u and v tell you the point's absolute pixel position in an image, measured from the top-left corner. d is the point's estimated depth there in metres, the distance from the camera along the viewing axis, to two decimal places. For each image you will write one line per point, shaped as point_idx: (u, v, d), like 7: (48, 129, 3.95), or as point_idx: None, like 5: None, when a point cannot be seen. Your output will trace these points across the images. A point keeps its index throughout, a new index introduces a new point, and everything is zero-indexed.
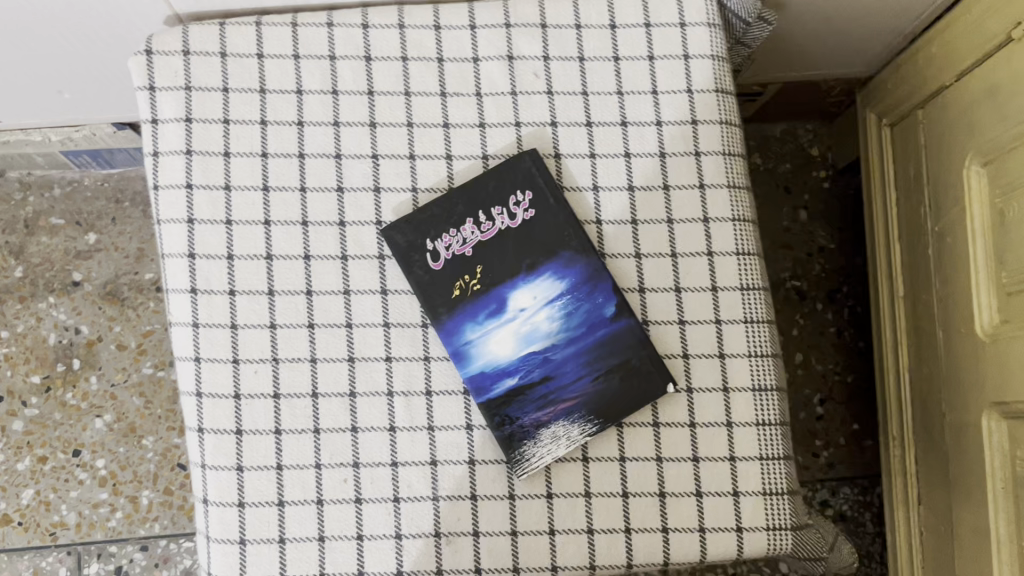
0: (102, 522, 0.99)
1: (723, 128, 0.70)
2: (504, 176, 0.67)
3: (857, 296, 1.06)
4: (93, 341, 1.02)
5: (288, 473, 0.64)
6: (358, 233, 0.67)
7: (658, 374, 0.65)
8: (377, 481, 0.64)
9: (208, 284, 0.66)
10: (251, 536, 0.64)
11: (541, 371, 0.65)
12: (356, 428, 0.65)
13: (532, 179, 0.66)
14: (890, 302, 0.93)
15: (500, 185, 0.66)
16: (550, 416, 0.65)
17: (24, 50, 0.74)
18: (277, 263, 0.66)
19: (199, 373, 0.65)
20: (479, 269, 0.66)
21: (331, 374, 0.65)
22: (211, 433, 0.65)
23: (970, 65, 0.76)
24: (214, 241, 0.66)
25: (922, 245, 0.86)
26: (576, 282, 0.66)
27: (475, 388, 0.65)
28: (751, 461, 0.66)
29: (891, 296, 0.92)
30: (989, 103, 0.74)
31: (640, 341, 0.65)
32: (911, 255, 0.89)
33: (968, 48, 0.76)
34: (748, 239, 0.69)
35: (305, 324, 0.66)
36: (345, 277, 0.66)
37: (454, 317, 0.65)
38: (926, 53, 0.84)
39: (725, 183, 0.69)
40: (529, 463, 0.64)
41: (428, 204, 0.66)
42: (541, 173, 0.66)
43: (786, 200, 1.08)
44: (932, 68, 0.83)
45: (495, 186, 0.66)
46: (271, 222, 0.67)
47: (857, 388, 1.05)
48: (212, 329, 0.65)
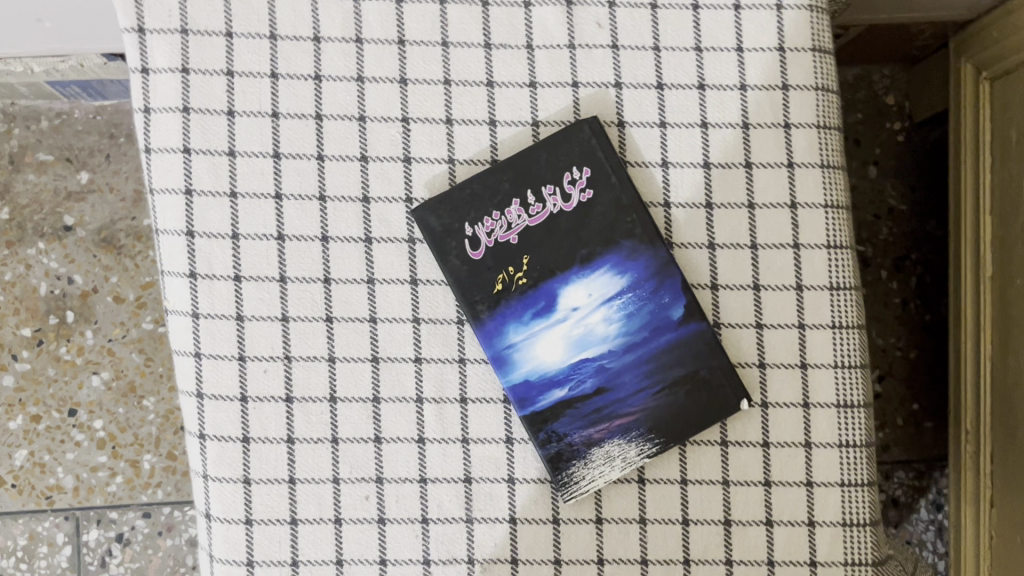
0: (102, 487, 0.92)
1: (819, 95, 0.58)
2: (558, 148, 0.56)
3: (928, 264, 0.95)
4: (88, 293, 0.93)
5: (301, 487, 0.56)
6: (385, 211, 0.57)
7: (731, 388, 0.56)
8: (403, 499, 0.57)
9: (210, 267, 0.56)
10: (259, 558, 0.56)
11: (595, 381, 0.56)
12: (380, 437, 0.57)
13: (590, 154, 0.56)
14: (976, 281, 0.83)
15: (554, 160, 0.56)
16: (604, 435, 0.56)
17: None
18: (289, 245, 0.57)
19: (199, 371, 0.56)
20: (525, 259, 0.56)
21: (351, 376, 0.57)
22: (214, 440, 0.56)
23: None
24: (216, 217, 0.56)
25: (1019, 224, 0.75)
26: (640, 278, 0.56)
27: (517, 399, 0.55)
28: (831, 488, 0.57)
29: (977, 274, 0.82)
30: None
31: (711, 349, 0.56)
32: (1004, 232, 0.78)
33: None
34: (842, 228, 0.59)
35: (322, 317, 0.57)
36: (369, 263, 0.57)
37: (495, 316, 0.56)
38: None
39: (817, 162, 0.58)
40: (578, 487, 0.56)
41: (468, 181, 0.56)
42: (602, 146, 0.56)
43: (854, 154, 0.96)
44: None
45: (548, 161, 0.56)
46: (283, 195, 0.57)
47: (921, 365, 0.95)
48: (214, 320, 0.56)
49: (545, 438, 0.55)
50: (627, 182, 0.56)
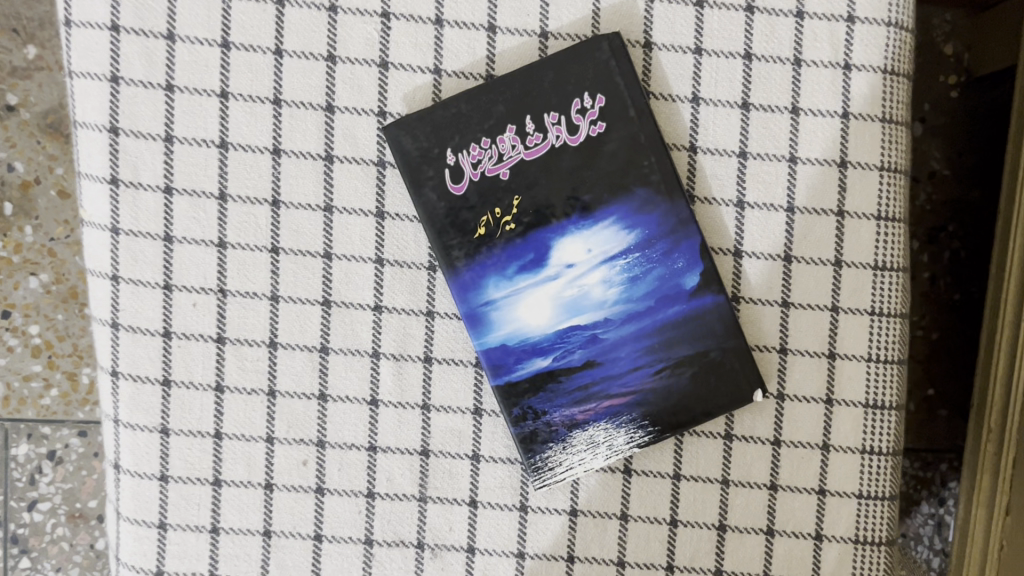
0: (34, 400, 0.78)
1: (891, 32, 0.48)
2: (569, 68, 0.46)
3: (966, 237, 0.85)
4: (29, 183, 0.77)
5: (228, 444, 0.48)
6: (352, 126, 0.47)
7: (745, 375, 0.47)
8: (347, 468, 0.48)
9: (136, 175, 0.47)
10: (173, 520, 0.48)
11: (584, 353, 0.47)
12: (325, 395, 0.48)
13: (607, 79, 0.46)
14: None
15: (562, 82, 0.46)
16: (589, 417, 0.47)
17: None
18: (233, 155, 0.47)
19: (115, 298, 0.47)
20: (516, 201, 0.46)
21: (296, 320, 0.48)
22: (128, 381, 0.47)
23: None
24: (147, 115, 0.46)
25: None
26: (651, 236, 0.46)
27: (492, 367, 0.47)
28: (845, 499, 0.49)
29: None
30: None
31: (727, 328, 0.47)
32: None
33: None
34: (898, 198, 0.49)
35: (267, 247, 0.47)
36: (327, 187, 0.47)
37: (474, 266, 0.46)
38: None
39: (879, 116, 0.48)
40: (552, 473, 0.47)
41: (456, 97, 0.46)
42: (622, 71, 0.46)
43: None
44: None
45: (555, 84, 0.46)
46: (230, 94, 0.47)
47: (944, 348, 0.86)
48: (137, 239, 0.47)
49: (519, 414, 0.47)
50: (648, 119, 0.46)
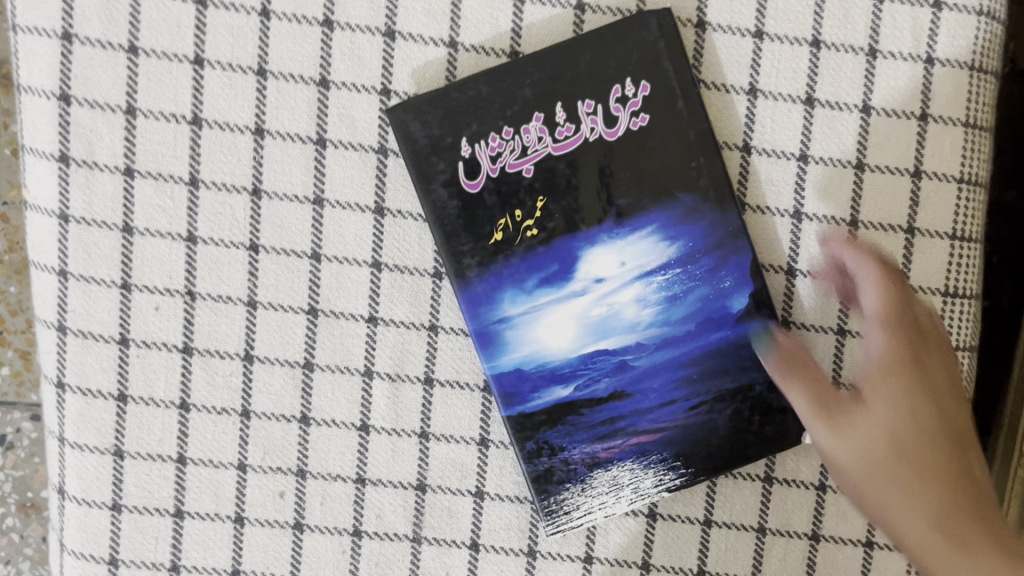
0: None
1: (983, 22, 0.41)
2: (610, 48, 0.39)
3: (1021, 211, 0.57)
4: None
5: (192, 471, 0.41)
6: (349, 105, 0.40)
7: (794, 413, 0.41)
8: (331, 502, 0.42)
9: (91, 152, 0.39)
10: (126, 556, 0.41)
11: (612, 383, 0.40)
12: (308, 417, 0.41)
13: (653, 63, 0.39)
14: None
15: (601, 65, 0.39)
16: (613, 455, 0.41)
17: None
18: (207, 133, 0.40)
19: (63, 296, 0.40)
20: (541, 202, 0.40)
21: (277, 330, 0.41)
22: (76, 394, 0.40)
23: None
24: (106, 83, 0.39)
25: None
26: (695, 249, 0.40)
27: (504, 394, 0.40)
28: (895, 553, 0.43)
29: None
30: None
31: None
32: None
33: None
34: (976, 214, 0.42)
35: (244, 244, 0.40)
36: (319, 176, 0.40)
37: (488, 277, 0.40)
38: None
39: (961, 119, 0.41)
40: (568, 518, 0.41)
41: (474, 78, 0.39)
42: (671, 54, 0.39)
43: None
44: None
45: (592, 67, 0.39)
46: (205, 61, 0.39)
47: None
48: (91, 229, 0.40)
49: (533, 450, 0.41)
50: (698, 113, 0.39)
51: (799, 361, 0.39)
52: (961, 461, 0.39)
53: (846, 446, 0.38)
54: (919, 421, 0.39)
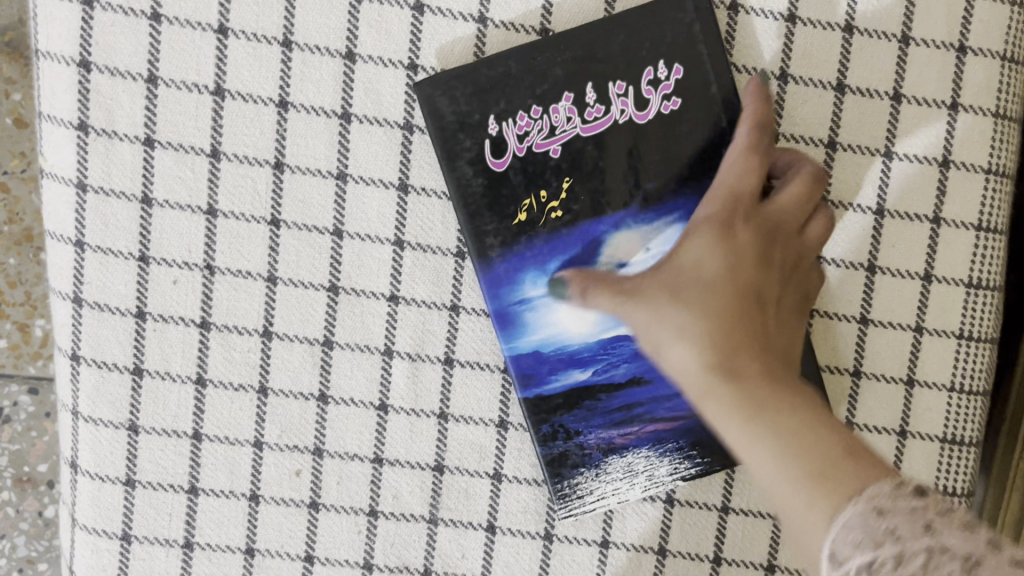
0: None
1: (1015, 12, 0.41)
2: (645, 29, 0.39)
3: None
4: None
5: (208, 447, 0.41)
6: (376, 79, 0.39)
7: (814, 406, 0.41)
8: (347, 482, 0.41)
9: (111, 121, 0.39)
10: (138, 532, 0.41)
11: (631, 369, 0.40)
12: (326, 396, 0.41)
13: (687, 45, 0.39)
14: None
15: (635, 47, 0.39)
16: (629, 442, 0.41)
17: None
18: (230, 105, 0.39)
19: (80, 267, 0.39)
20: (567, 182, 0.39)
21: (297, 307, 0.40)
22: (91, 367, 0.40)
23: None
24: (128, 51, 0.38)
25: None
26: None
27: (522, 376, 0.40)
28: None
29: None
30: None
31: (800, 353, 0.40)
32: None
33: None
34: (1001, 206, 0.42)
35: (265, 219, 0.40)
36: (342, 150, 0.40)
37: (510, 258, 0.39)
38: None
39: (991, 110, 0.41)
40: (581, 502, 0.41)
41: (505, 54, 0.38)
42: (706, 37, 0.39)
43: None
44: None
45: (625, 48, 0.39)
46: (229, 30, 0.39)
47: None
48: (109, 200, 0.39)
49: (547, 433, 0.40)
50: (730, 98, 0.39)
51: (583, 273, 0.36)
52: (814, 431, 0.30)
53: (677, 357, 0.33)
54: (696, 325, 0.33)
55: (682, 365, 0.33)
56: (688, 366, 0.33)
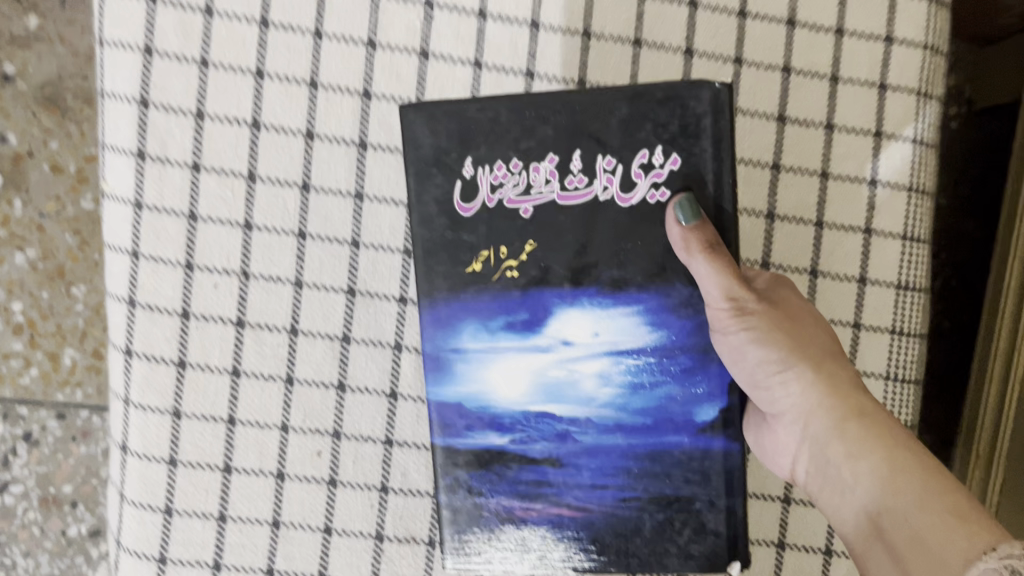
0: (13, 378, 0.68)
1: (926, 56, 0.48)
2: (646, 113, 0.41)
3: None
4: (22, 155, 0.67)
5: (242, 430, 0.47)
6: (388, 113, 0.47)
7: (726, 535, 0.43)
8: (362, 462, 0.47)
9: (164, 149, 0.46)
10: (179, 506, 0.47)
11: (548, 448, 0.43)
12: (344, 385, 0.47)
13: (685, 139, 0.41)
14: None
15: (631, 128, 0.41)
16: (528, 517, 0.44)
17: None
18: (265, 135, 0.46)
19: (135, 274, 0.46)
20: (529, 246, 0.42)
21: (319, 307, 0.47)
22: (142, 360, 0.46)
23: None
24: (180, 89, 0.46)
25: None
26: (675, 345, 0.42)
27: (440, 420, 0.44)
28: (807, 554, 0.49)
29: None
30: None
31: (725, 485, 0.43)
32: None
33: None
34: (925, 218, 0.49)
35: (293, 231, 0.46)
36: (359, 173, 0.47)
37: (453, 304, 0.43)
38: None
39: (909, 137, 0.48)
40: (467, 560, 0.45)
41: (497, 102, 0.41)
42: (711, 134, 0.40)
43: None
44: None
45: (620, 127, 0.41)
46: (265, 73, 0.46)
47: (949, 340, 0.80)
48: (161, 216, 0.46)
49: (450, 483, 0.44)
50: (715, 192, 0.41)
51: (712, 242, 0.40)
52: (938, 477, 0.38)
53: (803, 391, 0.42)
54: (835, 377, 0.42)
55: (812, 406, 0.42)
56: (816, 403, 0.42)
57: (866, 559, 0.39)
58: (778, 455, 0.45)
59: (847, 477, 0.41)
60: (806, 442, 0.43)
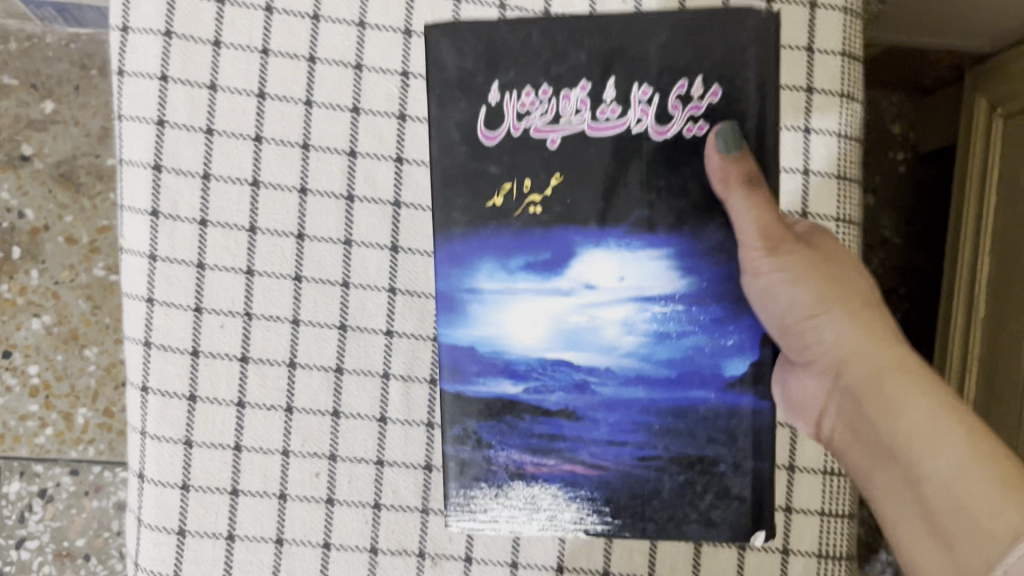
0: (30, 437, 0.86)
1: (843, 103, 0.55)
2: (689, 38, 0.43)
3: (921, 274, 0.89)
4: (38, 230, 0.87)
5: (246, 456, 0.52)
6: (372, 169, 0.53)
7: (749, 499, 0.46)
8: (356, 481, 0.52)
9: (174, 208, 0.52)
10: (192, 527, 0.52)
11: (563, 397, 0.46)
12: (338, 412, 0.52)
13: (726, 70, 0.43)
14: (971, 283, 0.77)
15: (671, 55, 0.43)
16: (540, 473, 0.47)
17: None
18: (264, 193, 0.52)
19: (150, 318, 0.52)
20: (555, 179, 0.44)
21: (314, 342, 0.52)
22: (157, 395, 0.52)
23: None
24: (187, 154, 0.52)
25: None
26: (706, 292, 0.44)
27: (451, 361, 0.47)
28: (767, 554, 0.53)
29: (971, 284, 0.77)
30: None
31: (752, 448, 0.45)
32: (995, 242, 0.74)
33: None
34: (851, 245, 0.55)
35: (290, 276, 0.52)
36: (347, 223, 0.53)
37: (472, 241, 0.45)
38: None
39: (834, 174, 0.54)
40: (473, 514, 0.48)
41: (527, 26, 0.44)
42: (755, 65, 0.42)
43: (876, 171, 0.90)
44: None
45: (658, 53, 0.43)
46: (263, 138, 0.52)
47: None
48: (172, 266, 0.52)
49: (460, 433, 0.47)
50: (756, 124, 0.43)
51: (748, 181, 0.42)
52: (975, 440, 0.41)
53: (835, 336, 0.46)
54: (870, 326, 0.46)
55: (845, 351, 0.46)
56: (846, 347, 0.46)
57: (895, 508, 0.43)
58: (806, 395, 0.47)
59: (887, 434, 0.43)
60: (838, 391, 0.46)
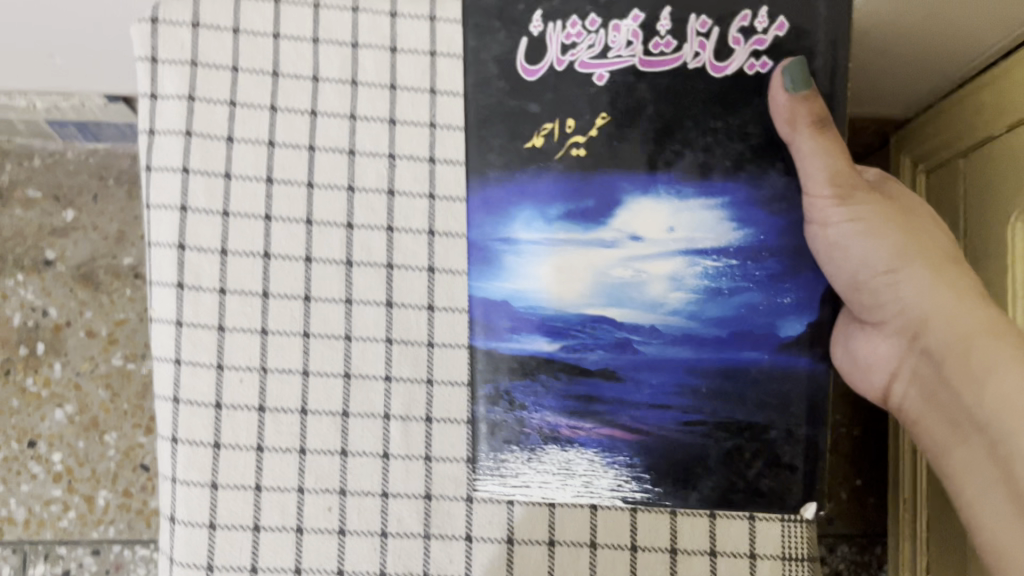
0: (53, 521, 0.92)
1: None
2: None
3: None
4: (60, 326, 0.94)
5: (266, 495, 0.58)
6: (367, 237, 0.61)
7: (801, 470, 0.57)
8: (364, 511, 0.59)
9: (198, 279, 0.60)
10: (219, 562, 0.58)
11: (602, 356, 0.59)
12: (346, 451, 0.59)
13: None
14: None
15: None
16: (576, 437, 0.59)
17: (15, 19, 0.68)
18: (275, 262, 0.60)
19: (178, 376, 0.59)
20: (600, 120, 0.59)
21: (322, 390, 0.60)
22: (186, 445, 0.59)
23: (965, 146, 0.74)
24: (207, 234, 0.60)
25: (983, 274, 0.72)
26: (762, 247, 0.58)
27: (485, 302, 0.60)
28: (735, 559, 0.58)
29: None
30: (976, 187, 0.73)
31: (807, 412, 0.57)
32: None
33: (962, 129, 0.74)
34: None
35: (299, 332, 0.60)
36: (348, 284, 0.61)
37: (517, 190, 0.59)
38: (949, 112, 0.77)
39: None
40: (506, 481, 0.59)
41: None
42: None
43: None
44: (957, 125, 0.75)
45: None
46: (272, 217, 0.61)
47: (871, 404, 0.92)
48: (197, 330, 0.60)
49: (493, 394, 0.59)
50: None
51: (819, 124, 0.56)
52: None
53: (912, 289, 0.58)
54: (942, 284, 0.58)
55: (922, 306, 0.58)
56: (924, 299, 0.58)
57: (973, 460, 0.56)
58: (874, 352, 0.61)
59: (970, 396, 0.56)
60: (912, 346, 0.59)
